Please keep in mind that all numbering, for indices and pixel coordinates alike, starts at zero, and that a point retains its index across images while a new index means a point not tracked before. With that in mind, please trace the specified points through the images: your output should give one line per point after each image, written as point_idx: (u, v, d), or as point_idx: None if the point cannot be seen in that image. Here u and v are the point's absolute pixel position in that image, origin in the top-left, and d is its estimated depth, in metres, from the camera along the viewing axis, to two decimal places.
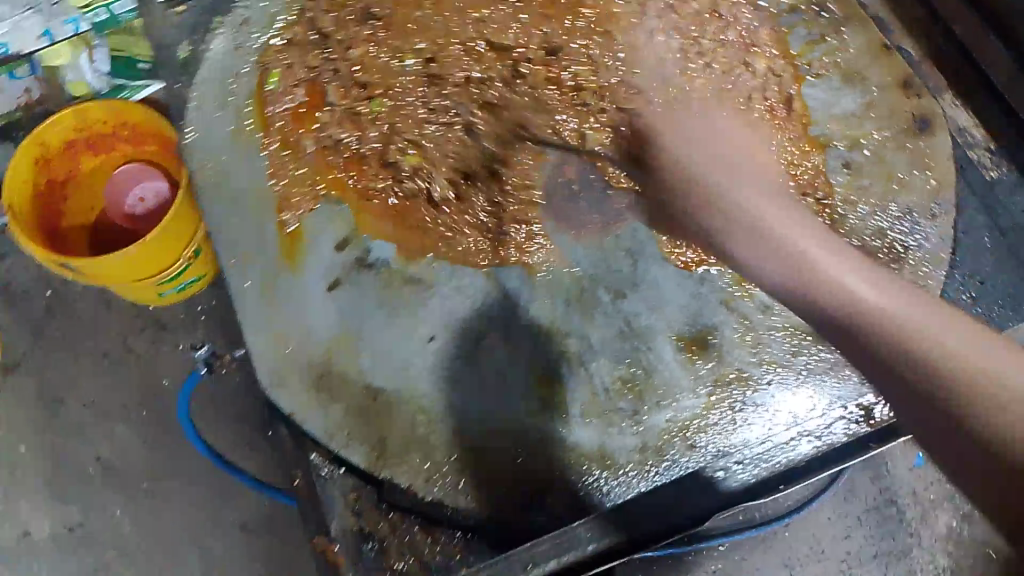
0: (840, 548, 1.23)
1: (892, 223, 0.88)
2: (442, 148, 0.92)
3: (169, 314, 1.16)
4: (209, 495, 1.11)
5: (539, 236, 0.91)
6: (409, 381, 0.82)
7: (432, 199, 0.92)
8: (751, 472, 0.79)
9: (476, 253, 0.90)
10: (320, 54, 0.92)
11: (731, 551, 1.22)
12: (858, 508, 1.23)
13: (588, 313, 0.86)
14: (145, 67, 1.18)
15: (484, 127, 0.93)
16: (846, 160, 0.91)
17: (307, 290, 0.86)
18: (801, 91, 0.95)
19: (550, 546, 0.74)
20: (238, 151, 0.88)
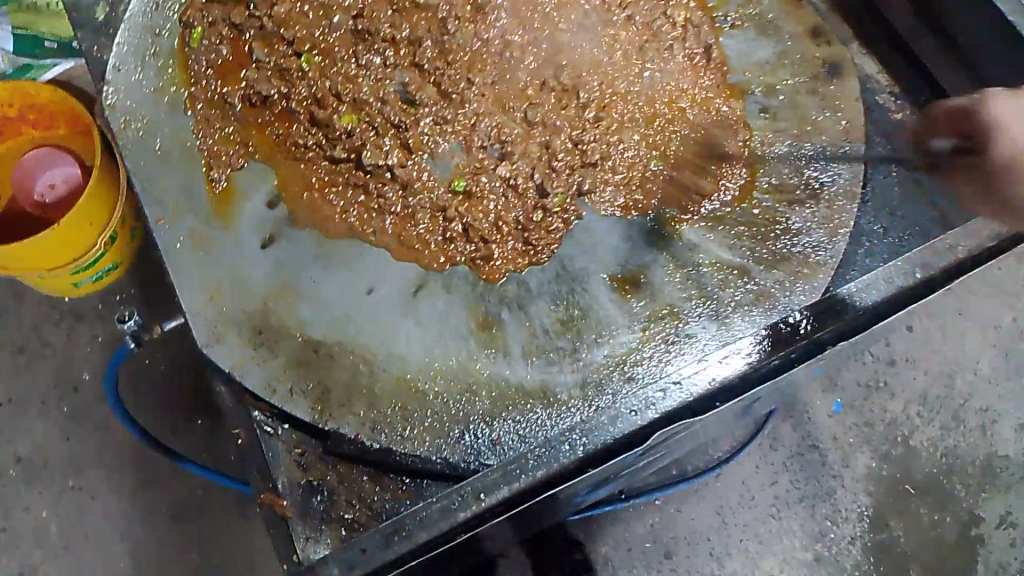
0: (769, 492, 1.35)
1: (810, 164, 0.92)
2: (373, 102, 0.91)
3: (85, 305, 1.29)
4: (136, 479, 1.22)
5: (473, 188, 0.90)
6: (350, 331, 0.82)
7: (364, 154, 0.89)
8: (689, 393, 0.80)
9: (411, 207, 0.88)
10: (245, 15, 0.94)
11: (667, 504, 1.33)
12: (783, 455, 1.37)
13: (526, 259, 0.88)
14: (51, 45, 1.21)
15: (412, 80, 0.93)
16: (765, 106, 0.95)
17: (239, 246, 0.85)
18: (721, 44, 0.97)
19: (500, 474, 0.75)
20: (163, 110, 0.90)
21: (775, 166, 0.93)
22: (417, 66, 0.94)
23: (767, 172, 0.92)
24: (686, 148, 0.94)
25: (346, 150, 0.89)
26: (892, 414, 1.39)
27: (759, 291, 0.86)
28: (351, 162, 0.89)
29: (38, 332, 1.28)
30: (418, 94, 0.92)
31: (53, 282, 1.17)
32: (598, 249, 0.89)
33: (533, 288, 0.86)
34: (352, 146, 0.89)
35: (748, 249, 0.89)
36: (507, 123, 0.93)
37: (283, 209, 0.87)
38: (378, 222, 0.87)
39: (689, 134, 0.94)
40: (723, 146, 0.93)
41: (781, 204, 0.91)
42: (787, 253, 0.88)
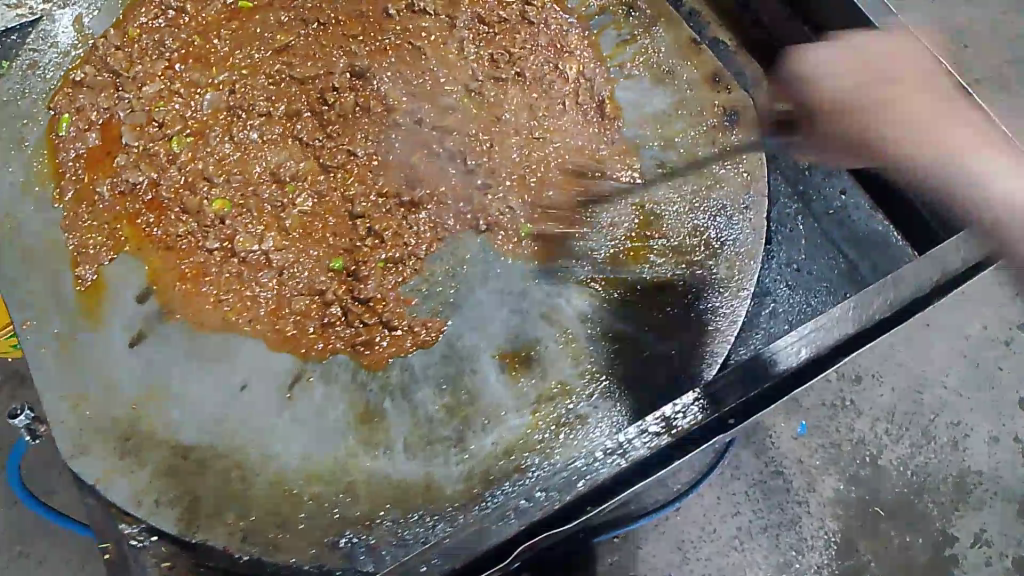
0: (731, 524, 1.16)
1: (708, 220, 0.88)
2: (247, 183, 0.87)
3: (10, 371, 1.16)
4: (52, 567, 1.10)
5: (348, 272, 0.85)
6: (222, 434, 0.78)
7: (234, 238, 0.85)
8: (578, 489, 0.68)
9: (288, 295, 0.84)
10: (114, 96, 0.90)
11: (625, 541, 1.14)
12: (745, 483, 1.18)
13: (412, 340, 0.83)
14: None
15: (289, 156, 0.88)
16: (661, 160, 0.91)
17: (108, 347, 0.81)
18: (613, 95, 0.94)
19: None
20: (30, 203, 0.86)
21: (672, 223, 0.88)
22: (294, 139, 0.89)
23: (665, 231, 0.88)
24: (581, 208, 0.89)
25: (218, 238, 0.85)
26: (858, 433, 1.22)
27: (655, 364, 0.82)
28: (225, 250, 0.85)
29: None
30: (294, 171, 0.87)
31: None
32: (490, 324, 0.84)
33: (418, 371, 0.82)
34: (225, 233, 0.85)
35: (643, 317, 0.84)
36: (390, 190, 0.88)
37: (157, 302, 0.83)
38: (253, 312, 0.83)
39: (584, 193, 0.90)
40: (619, 209, 0.89)
41: (678, 265, 0.86)
42: (684, 320, 0.84)
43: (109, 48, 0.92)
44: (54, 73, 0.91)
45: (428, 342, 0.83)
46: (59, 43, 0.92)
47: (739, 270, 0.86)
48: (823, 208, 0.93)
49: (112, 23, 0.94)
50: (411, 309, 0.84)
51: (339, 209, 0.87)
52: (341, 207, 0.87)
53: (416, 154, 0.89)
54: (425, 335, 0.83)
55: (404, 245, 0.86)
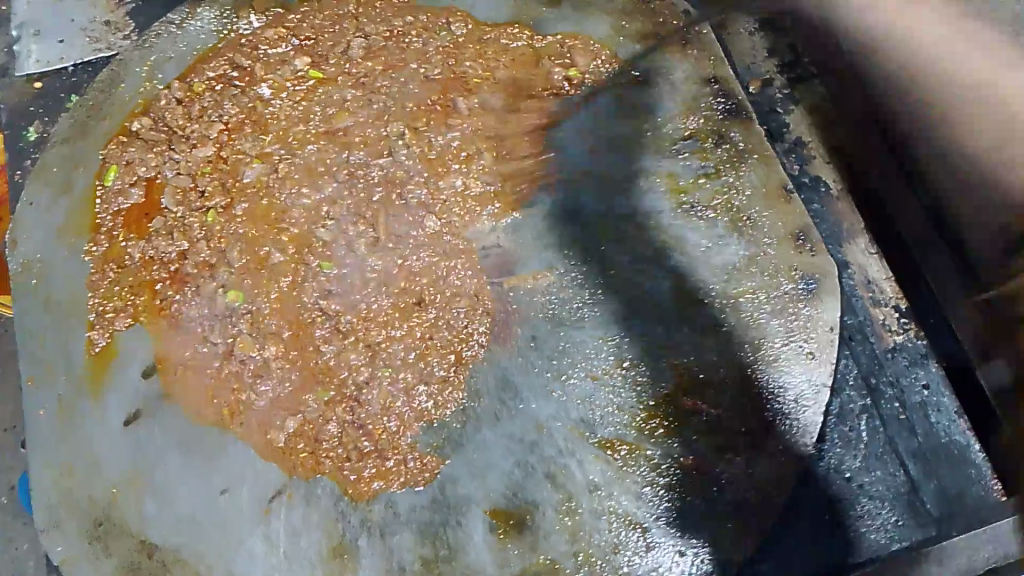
0: None
1: (751, 402, 0.78)
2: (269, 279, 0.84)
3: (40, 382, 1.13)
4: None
5: (354, 391, 0.80)
6: (190, 540, 0.75)
7: (238, 332, 0.82)
8: None
9: (289, 401, 0.80)
10: (163, 154, 0.88)
11: None
12: None
13: (403, 477, 0.78)
14: None
15: (317, 251, 0.84)
16: (717, 321, 0.81)
17: (103, 420, 0.79)
18: (677, 232, 0.84)
19: None
20: (63, 254, 0.85)
21: (714, 397, 0.79)
22: (327, 233, 0.85)
23: (704, 405, 0.78)
24: (611, 364, 0.81)
25: (223, 333, 0.82)
26: None
27: (657, 563, 0.74)
28: (233, 341, 0.82)
29: None
30: (318, 268, 0.84)
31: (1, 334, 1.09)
32: (488, 474, 0.77)
33: (398, 512, 0.76)
34: (234, 330, 0.82)
35: (660, 503, 0.75)
36: (415, 307, 0.83)
37: (159, 382, 0.81)
38: (247, 413, 0.79)
39: (623, 344, 0.81)
40: (656, 371, 0.80)
41: (709, 449, 0.77)
42: (700, 520, 0.75)
43: (171, 100, 0.90)
44: (116, 115, 0.90)
45: (417, 485, 0.77)
46: (125, 87, 0.91)
47: (770, 472, 0.76)
48: (892, 408, 0.81)
49: (181, 73, 0.92)
50: (412, 438, 0.79)
51: (359, 313, 0.83)
52: (361, 315, 0.83)
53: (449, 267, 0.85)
54: (416, 476, 0.77)
55: (417, 372, 0.81)
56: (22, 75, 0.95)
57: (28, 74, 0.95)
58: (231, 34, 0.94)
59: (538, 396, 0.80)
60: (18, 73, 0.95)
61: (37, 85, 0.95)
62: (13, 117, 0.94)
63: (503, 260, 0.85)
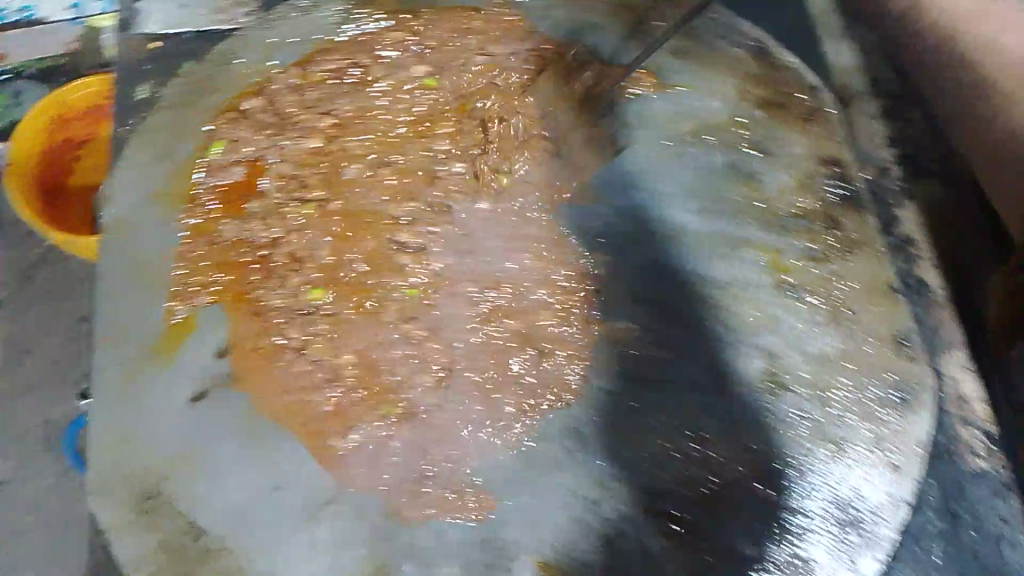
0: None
1: (824, 506, 0.75)
2: (354, 281, 0.83)
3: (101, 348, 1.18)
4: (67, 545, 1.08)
5: (419, 413, 0.79)
6: (237, 533, 0.74)
7: (313, 331, 0.82)
8: None
9: (353, 408, 0.79)
10: (271, 138, 0.88)
11: None
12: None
13: (454, 510, 0.75)
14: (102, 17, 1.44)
15: (409, 262, 0.84)
16: (804, 413, 0.78)
17: (169, 393, 0.78)
18: (777, 312, 0.81)
19: None
20: (155, 219, 0.84)
21: (789, 492, 0.76)
22: (422, 247, 0.85)
23: (778, 498, 0.76)
24: (684, 435, 0.78)
25: (300, 329, 0.82)
26: None
27: None
28: (310, 339, 0.82)
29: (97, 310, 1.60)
30: (407, 292, 0.83)
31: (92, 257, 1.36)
32: (543, 524, 0.75)
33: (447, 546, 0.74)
34: (311, 329, 0.82)
35: None
36: (496, 339, 0.82)
37: (229, 364, 0.80)
38: (311, 414, 0.79)
39: (700, 417, 0.79)
40: (731, 451, 0.78)
41: (777, 544, 0.74)
42: None
43: (287, 86, 0.90)
44: (229, 90, 0.89)
45: (466, 521, 0.75)
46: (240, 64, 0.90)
47: None
48: (969, 540, 0.77)
49: (299, 59, 0.91)
50: (471, 468, 0.77)
51: (437, 335, 0.82)
52: (439, 337, 0.82)
53: (535, 304, 0.83)
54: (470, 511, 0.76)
55: (485, 404, 0.79)
56: (140, 33, 0.94)
57: (147, 35, 0.94)
58: (353, 30, 0.93)
59: (605, 452, 0.78)
60: (137, 30, 0.94)
61: (152, 46, 0.93)
62: (123, 75, 0.92)
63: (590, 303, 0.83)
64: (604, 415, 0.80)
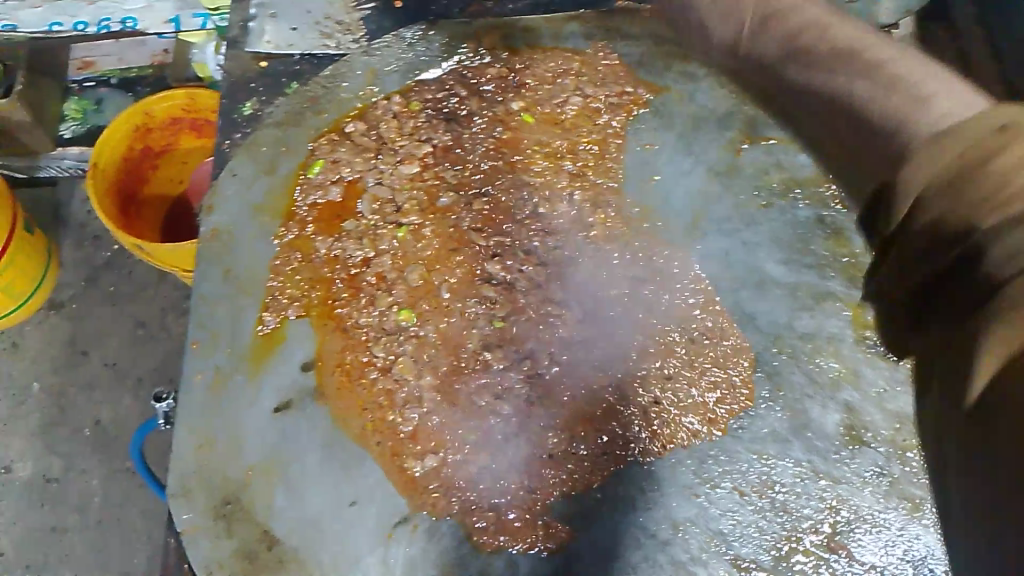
0: None
1: (896, 564, 0.75)
2: (439, 308, 0.86)
3: None
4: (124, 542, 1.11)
5: (499, 440, 0.81)
6: (312, 545, 0.75)
7: (399, 352, 0.84)
8: None
9: (435, 429, 0.81)
10: (369, 162, 0.91)
11: None
12: None
13: (526, 539, 0.77)
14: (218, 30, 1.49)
15: (495, 295, 0.87)
16: (882, 470, 0.78)
17: (254, 402, 0.80)
18: (857, 367, 0.82)
19: None
20: (252, 231, 0.87)
21: (860, 547, 0.76)
22: (508, 278, 0.88)
23: (850, 552, 0.76)
24: (760, 481, 0.78)
25: (387, 349, 0.84)
26: None
27: None
28: (395, 358, 0.84)
29: (163, 315, 1.63)
30: (493, 323, 0.86)
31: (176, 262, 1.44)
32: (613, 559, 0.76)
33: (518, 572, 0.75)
34: (398, 349, 0.84)
35: None
36: (577, 372, 0.84)
37: (314, 379, 0.82)
38: (393, 432, 0.81)
39: (778, 463, 0.79)
40: (807, 503, 0.77)
41: None
42: None
43: (388, 112, 0.93)
44: (332, 112, 0.93)
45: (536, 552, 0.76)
46: (344, 89, 0.94)
47: None
48: None
49: (401, 86, 0.94)
50: (549, 502, 0.78)
51: (519, 366, 0.84)
52: (520, 368, 0.84)
53: (615, 341, 0.85)
54: (537, 545, 0.76)
55: (564, 438, 0.81)
56: (249, 51, 0.98)
57: (255, 52, 0.98)
58: (454, 61, 0.95)
59: (681, 492, 0.78)
60: (247, 48, 0.98)
61: (262, 64, 0.98)
62: (230, 90, 0.96)
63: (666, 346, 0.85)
64: (681, 452, 0.80)
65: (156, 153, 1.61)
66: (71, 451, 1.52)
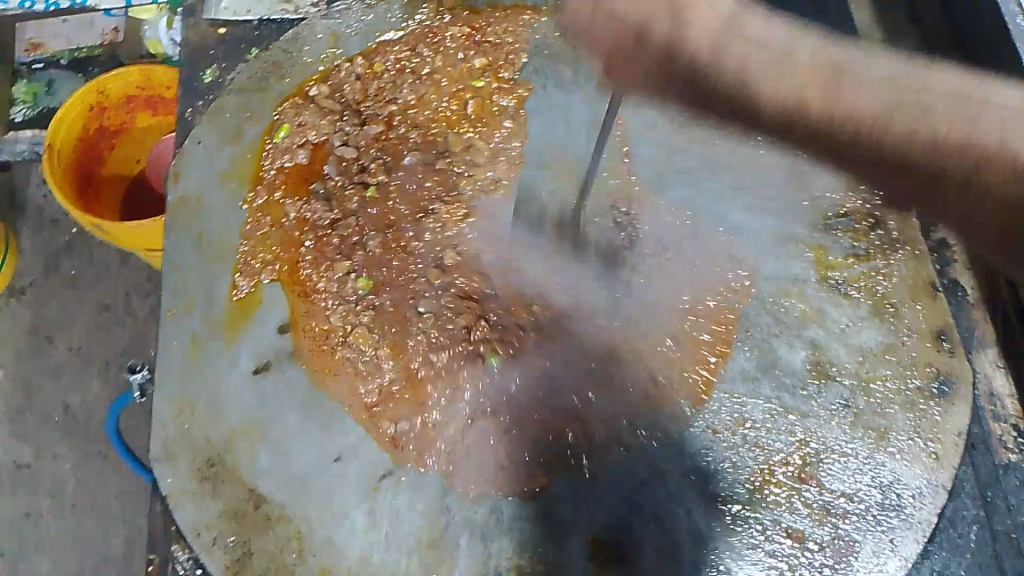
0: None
1: (866, 491, 0.77)
2: (401, 268, 0.87)
3: None
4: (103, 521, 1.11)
5: (476, 392, 0.82)
6: (299, 501, 0.76)
7: (373, 308, 0.85)
8: None
9: (404, 384, 0.83)
10: (333, 125, 0.92)
11: None
12: None
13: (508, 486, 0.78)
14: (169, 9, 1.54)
15: (459, 254, 0.88)
16: (847, 403, 0.81)
17: (232, 365, 0.81)
18: (821, 306, 0.85)
19: None
20: (221, 197, 0.87)
21: (830, 477, 0.78)
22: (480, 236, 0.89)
23: (820, 482, 0.78)
24: (731, 420, 0.81)
25: (345, 316, 0.85)
26: None
27: None
28: (370, 318, 0.85)
29: (128, 298, 1.61)
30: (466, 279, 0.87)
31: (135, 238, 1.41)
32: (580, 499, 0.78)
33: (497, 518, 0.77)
34: (373, 307, 0.86)
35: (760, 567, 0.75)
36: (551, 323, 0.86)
37: (290, 341, 0.83)
38: (372, 389, 0.82)
39: (746, 403, 0.82)
40: (777, 437, 0.80)
41: (819, 526, 0.76)
42: None
43: (351, 74, 0.94)
44: (295, 77, 0.93)
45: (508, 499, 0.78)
46: (306, 53, 0.94)
47: (874, 562, 0.74)
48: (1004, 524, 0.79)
49: (364, 50, 0.95)
50: (528, 450, 0.80)
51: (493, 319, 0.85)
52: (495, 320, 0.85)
53: (578, 287, 0.87)
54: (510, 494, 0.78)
55: (533, 385, 0.83)
56: (207, 19, 0.97)
57: (214, 20, 0.97)
58: (415, 24, 0.96)
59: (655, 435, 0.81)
60: (204, 16, 0.97)
61: (220, 31, 0.97)
62: (190, 58, 0.96)
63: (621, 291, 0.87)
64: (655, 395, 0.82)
65: (113, 133, 1.59)
66: (40, 438, 1.50)
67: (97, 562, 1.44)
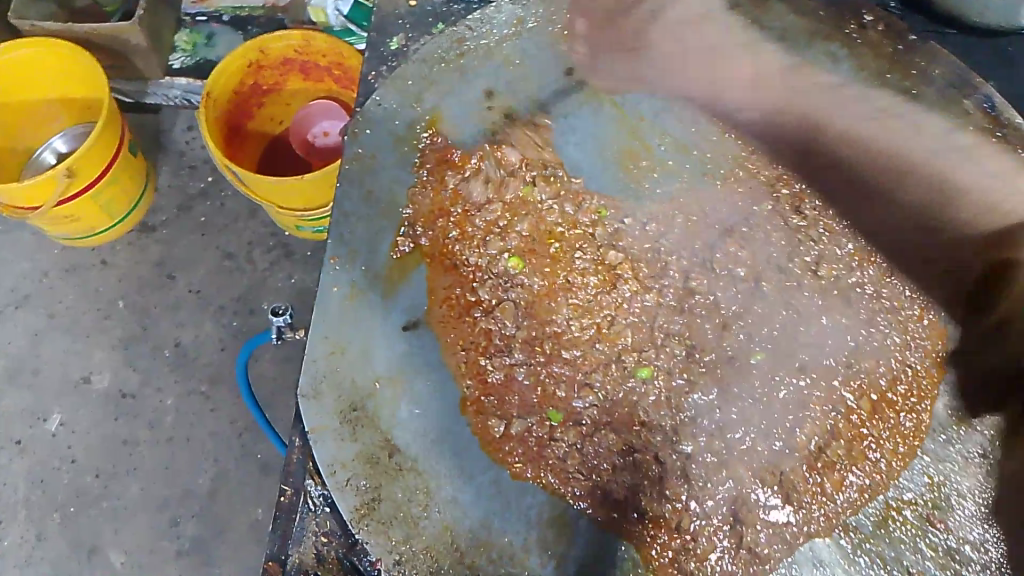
0: None
1: (996, 545, 0.76)
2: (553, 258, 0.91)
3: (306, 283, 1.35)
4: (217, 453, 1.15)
5: (617, 388, 0.87)
6: (430, 457, 0.79)
7: (513, 296, 0.90)
8: None
9: (540, 369, 0.88)
10: (504, 109, 0.94)
11: None
12: None
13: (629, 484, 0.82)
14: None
15: (615, 257, 0.91)
16: (985, 453, 0.79)
17: (384, 318, 0.84)
18: (972, 354, 0.84)
19: None
20: (394, 158, 0.91)
21: (962, 524, 0.77)
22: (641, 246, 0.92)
23: (948, 526, 0.77)
24: (868, 450, 0.82)
25: (492, 290, 0.90)
26: None
27: None
28: (515, 303, 0.90)
29: (250, 248, 1.65)
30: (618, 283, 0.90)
31: (278, 194, 1.43)
32: (686, 513, 0.81)
33: (613, 511, 0.80)
34: (523, 286, 0.91)
35: None
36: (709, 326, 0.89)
37: (424, 307, 0.86)
38: (507, 363, 0.87)
39: (877, 432, 0.83)
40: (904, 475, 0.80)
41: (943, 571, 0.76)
42: None
43: (530, 54, 0.95)
44: (474, 49, 0.95)
45: (609, 526, 0.79)
46: (491, 30, 0.95)
47: None
48: None
49: (549, 33, 0.96)
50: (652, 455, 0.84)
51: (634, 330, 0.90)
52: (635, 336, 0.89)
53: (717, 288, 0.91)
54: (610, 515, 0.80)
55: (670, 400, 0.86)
56: None
57: None
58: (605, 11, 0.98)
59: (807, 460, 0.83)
60: None
61: (411, 3, 1.01)
62: (380, 25, 1.00)
63: (762, 301, 0.89)
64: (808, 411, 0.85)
65: (263, 90, 1.65)
66: (149, 367, 1.55)
67: (182, 496, 1.47)
